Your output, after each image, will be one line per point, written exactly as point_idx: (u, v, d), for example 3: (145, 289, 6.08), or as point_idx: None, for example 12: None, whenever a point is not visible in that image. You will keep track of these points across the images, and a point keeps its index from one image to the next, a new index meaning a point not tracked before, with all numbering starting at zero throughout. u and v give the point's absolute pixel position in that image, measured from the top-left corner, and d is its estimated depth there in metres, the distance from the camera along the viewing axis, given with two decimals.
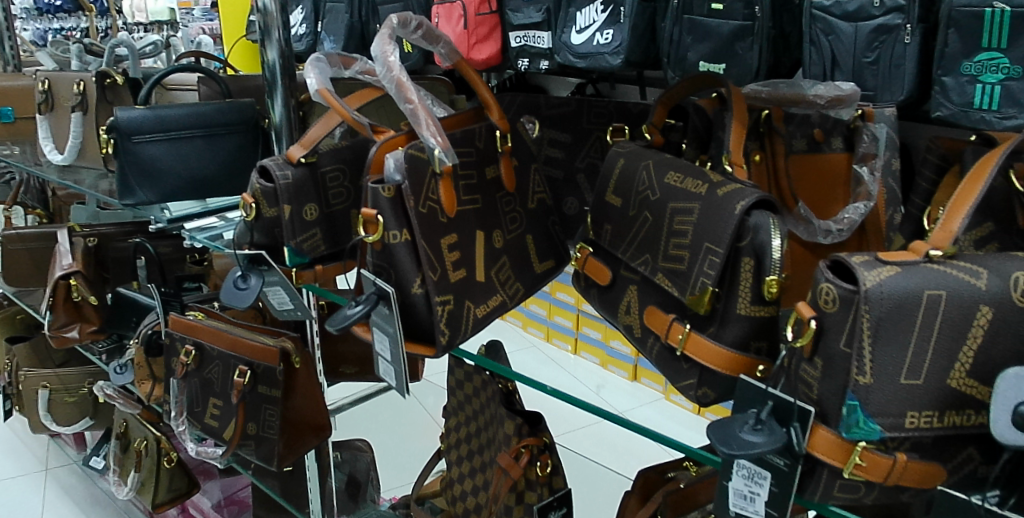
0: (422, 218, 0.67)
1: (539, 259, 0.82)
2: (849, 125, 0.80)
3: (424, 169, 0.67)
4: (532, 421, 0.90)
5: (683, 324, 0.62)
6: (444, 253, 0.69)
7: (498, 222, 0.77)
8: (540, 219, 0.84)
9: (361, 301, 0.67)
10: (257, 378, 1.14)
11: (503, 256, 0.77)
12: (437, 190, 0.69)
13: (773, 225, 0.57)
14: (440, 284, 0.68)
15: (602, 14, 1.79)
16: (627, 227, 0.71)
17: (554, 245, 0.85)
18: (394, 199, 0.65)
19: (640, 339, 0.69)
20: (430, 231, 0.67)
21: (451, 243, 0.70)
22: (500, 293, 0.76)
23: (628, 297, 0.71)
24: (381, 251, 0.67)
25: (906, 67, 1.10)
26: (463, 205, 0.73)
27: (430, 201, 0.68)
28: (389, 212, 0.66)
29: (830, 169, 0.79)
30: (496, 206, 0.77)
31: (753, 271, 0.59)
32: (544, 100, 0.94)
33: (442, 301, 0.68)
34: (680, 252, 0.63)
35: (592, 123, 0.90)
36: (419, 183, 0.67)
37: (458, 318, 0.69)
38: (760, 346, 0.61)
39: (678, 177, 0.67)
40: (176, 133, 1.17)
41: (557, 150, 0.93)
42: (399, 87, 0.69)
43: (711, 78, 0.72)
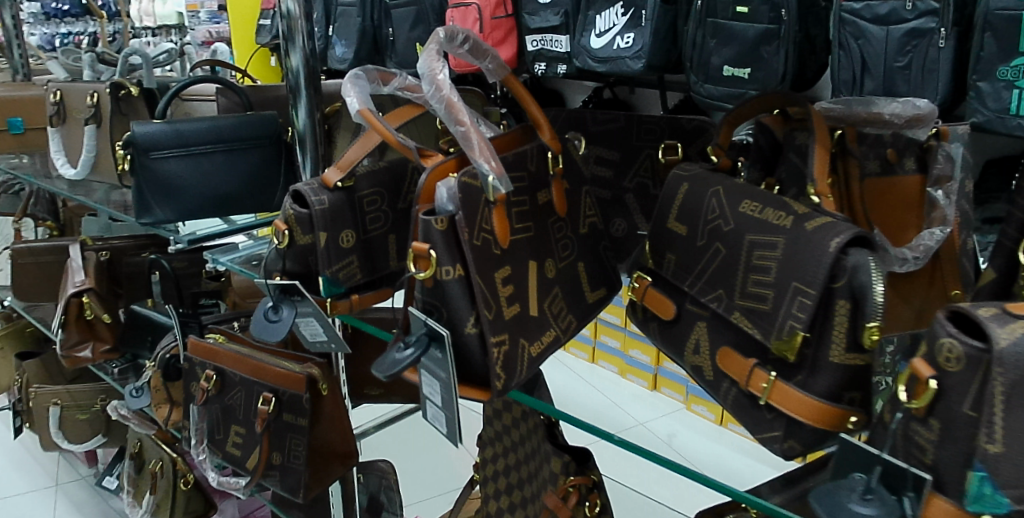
0: (477, 251, 0.61)
1: (591, 288, 0.77)
2: (923, 144, 0.72)
3: (477, 199, 0.62)
4: (580, 459, 0.88)
5: (768, 372, 0.57)
6: (498, 288, 0.64)
7: (549, 250, 0.72)
8: (592, 245, 0.78)
9: (411, 343, 0.62)
10: (282, 405, 1.09)
11: (555, 287, 0.72)
12: (490, 219, 0.64)
13: (873, 266, 0.52)
14: (495, 323, 0.62)
15: (622, 16, 1.73)
16: (694, 259, 0.66)
17: (606, 272, 0.80)
18: (447, 231, 0.60)
19: (711, 383, 0.64)
20: (484, 265, 0.62)
21: (505, 276, 0.65)
22: (553, 327, 0.71)
23: (696, 335, 0.66)
24: (432, 289, 0.62)
25: (941, 70, 1.25)
26: (516, 234, 0.67)
27: (483, 232, 0.62)
28: (441, 246, 0.60)
29: (903, 192, 0.72)
30: (548, 233, 0.72)
31: (849, 315, 0.53)
32: (590, 115, 0.88)
33: (497, 341, 0.62)
34: (761, 290, 0.58)
35: (643, 140, 0.85)
36: (472, 214, 0.61)
37: (513, 359, 0.64)
38: (853, 397, 0.56)
39: (754, 206, 0.61)
40: (195, 147, 1.11)
41: (605, 169, 0.88)
42: (450, 109, 0.63)
43: (786, 96, 0.67)
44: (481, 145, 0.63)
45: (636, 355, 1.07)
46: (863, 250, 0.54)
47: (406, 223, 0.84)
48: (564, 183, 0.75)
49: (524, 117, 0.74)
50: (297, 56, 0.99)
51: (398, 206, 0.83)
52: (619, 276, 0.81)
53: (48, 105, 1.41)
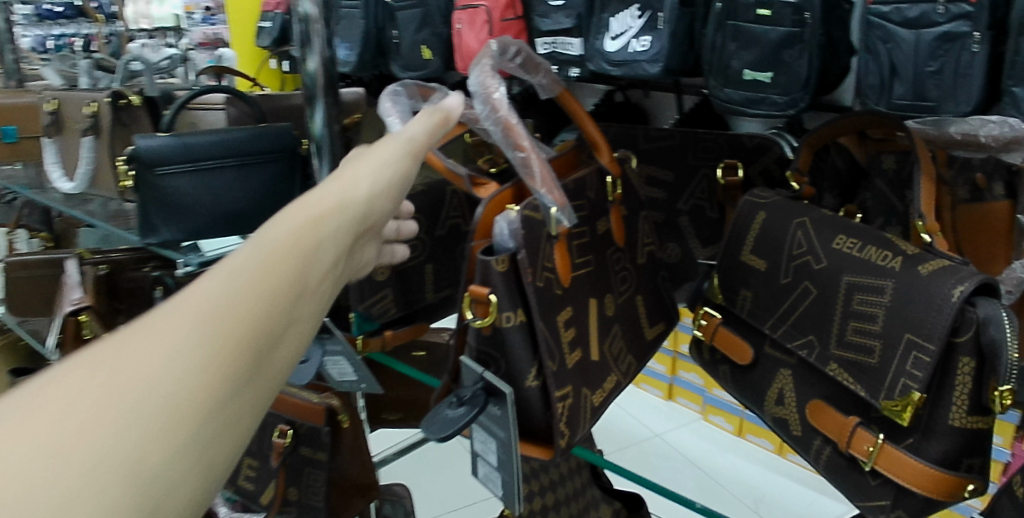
0: (540, 293, 0.55)
1: (650, 325, 0.71)
2: (1010, 168, 0.63)
3: (540, 233, 0.55)
4: (633, 505, 0.84)
5: (875, 435, 0.51)
6: (562, 334, 0.57)
7: (609, 286, 0.65)
8: (651, 276, 0.72)
9: (465, 401, 0.55)
10: (298, 439, 0.99)
11: (615, 326, 0.66)
12: (551, 255, 0.57)
13: (1006, 318, 0.46)
14: (559, 374, 0.56)
15: (637, 17, 1.23)
16: (777, 299, 0.60)
17: (665, 306, 0.73)
18: (510, 272, 0.54)
19: (800, 438, 0.58)
20: (547, 310, 0.56)
21: (567, 320, 0.58)
22: (614, 372, 0.64)
23: (779, 382, 0.60)
24: (490, 336, 0.56)
25: (975, 79, 0.79)
26: (577, 270, 0.61)
27: (546, 271, 0.56)
28: (502, 288, 0.54)
29: (989, 222, 0.63)
30: (608, 267, 0.65)
31: (974, 374, 0.47)
32: (642, 131, 0.83)
33: (561, 395, 0.56)
34: (866, 340, 0.52)
35: (699, 158, 0.79)
36: (535, 252, 0.55)
37: (576, 413, 0.57)
38: (972, 462, 0.49)
39: (850, 242, 0.55)
40: (206, 162, 0.96)
41: (658, 190, 0.82)
42: (506, 131, 0.57)
43: (876, 117, 0.60)
44: (542, 173, 0.57)
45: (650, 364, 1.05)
46: (988, 298, 0.48)
47: (444, 250, 0.77)
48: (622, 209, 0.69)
49: (578, 136, 0.67)
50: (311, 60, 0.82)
51: (435, 231, 0.76)
52: (676, 309, 0.75)
53: (45, 115, 1.34)
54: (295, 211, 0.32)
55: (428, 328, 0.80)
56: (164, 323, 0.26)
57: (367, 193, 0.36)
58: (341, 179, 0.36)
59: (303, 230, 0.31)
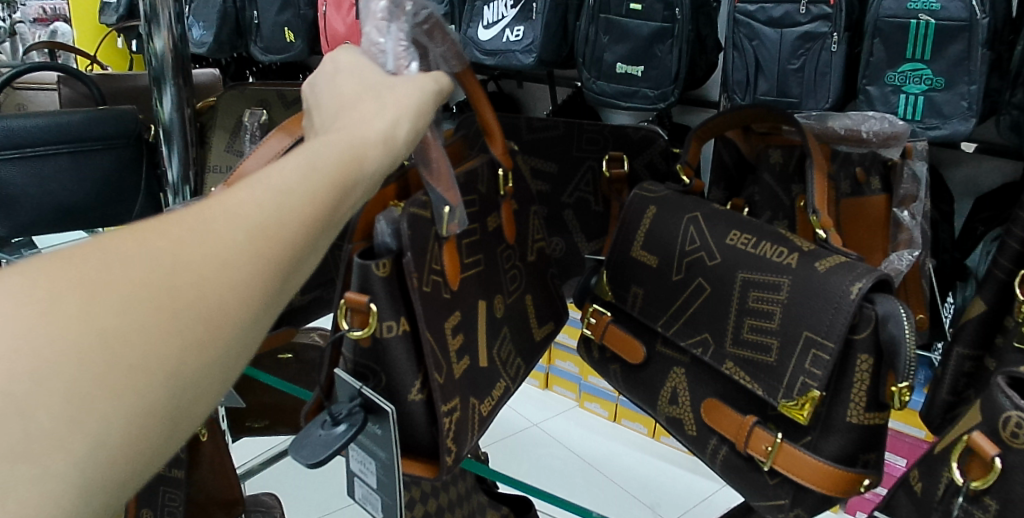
0: (427, 299, 0.50)
1: (539, 324, 0.67)
2: (885, 162, 0.64)
3: (428, 235, 0.50)
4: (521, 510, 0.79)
5: (772, 434, 0.50)
6: (449, 339, 0.52)
7: (498, 286, 0.61)
8: (539, 273, 0.68)
9: (340, 420, 0.49)
10: None
11: (505, 328, 0.61)
12: (440, 256, 0.52)
13: (904, 314, 0.46)
14: (448, 385, 0.51)
15: (510, 7, 1.16)
16: (669, 296, 0.58)
17: (555, 304, 0.70)
18: (392, 277, 0.48)
19: (694, 438, 0.56)
20: (433, 315, 0.50)
21: (455, 326, 0.53)
22: (502, 378, 0.60)
23: (671, 381, 0.58)
24: (371, 348, 0.50)
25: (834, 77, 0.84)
26: (466, 271, 0.56)
27: (433, 274, 0.51)
28: (383, 292, 0.48)
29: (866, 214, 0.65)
30: (498, 268, 0.61)
31: (871, 370, 0.47)
32: (524, 120, 0.78)
33: (448, 408, 0.51)
34: (763, 338, 0.51)
35: (584, 150, 0.77)
36: (423, 253, 0.49)
37: (463, 426, 0.53)
38: (868, 458, 0.49)
39: (744, 238, 0.54)
40: (31, 148, 0.70)
41: (541, 183, 0.78)
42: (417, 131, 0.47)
43: (772, 114, 0.58)
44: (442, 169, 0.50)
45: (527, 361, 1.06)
46: (883, 294, 0.48)
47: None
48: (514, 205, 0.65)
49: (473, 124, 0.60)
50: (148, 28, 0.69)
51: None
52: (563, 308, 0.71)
53: None
54: (337, 148, 0.33)
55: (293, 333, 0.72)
56: (226, 227, 0.27)
57: (405, 138, 0.37)
58: (376, 115, 0.36)
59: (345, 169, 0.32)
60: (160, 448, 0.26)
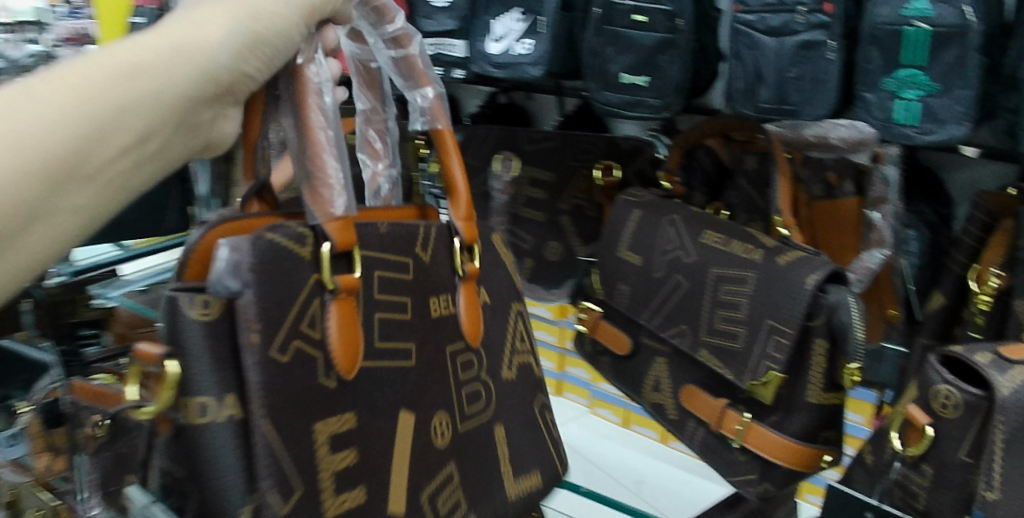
0: (270, 370, 0.35)
1: (512, 480, 0.48)
2: (859, 168, 0.68)
3: (298, 271, 0.37)
4: None
5: (742, 414, 0.56)
6: (320, 461, 0.37)
7: (440, 396, 0.44)
8: (501, 383, 0.51)
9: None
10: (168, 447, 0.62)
11: (449, 465, 0.44)
12: (326, 322, 0.38)
13: (853, 303, 0.51)
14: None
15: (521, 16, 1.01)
16: (651, 292, 0.63)
17: (535, 439, 0.52)
18: (215, 331, 0.34)
19: (675, 422, 0.62)
20: (291, 430, 0.35)
21: (339, 439, 0.38)
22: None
23: (655, 371, 0.64)
24: (184, 437, 0.34)
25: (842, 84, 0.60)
26: (369, 360, 0.40)
27: (298, 338, 0.36)
28: (203, 352, 0.34)
29: (838, 216, 0.69)
30: (441, 357, 0.45)
31: (827, 354, 0.53)
32: (524, 134, 0.88)
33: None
34: (732, 327, 0.57)
35: (579, 161, 0.85)
36: (274, 307, 0.35)
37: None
38: (828, 435, 0.55)
39: (717, 237, 0.60)
40: None
41: (540, 191, 0.88)
42: (293, 75, 0.38)
43: (742, 124, 0.65)
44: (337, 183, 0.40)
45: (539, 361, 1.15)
46: (838, 285, 0.53)
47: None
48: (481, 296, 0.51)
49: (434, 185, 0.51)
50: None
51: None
52: (534, 412, 0.53)
53: None
54: (86, 79, 0.29)
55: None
56: None
57: (202, 65, 0.32)
58: (168, 37, 0.32)
59: (83, 100, 0.28)
60: None
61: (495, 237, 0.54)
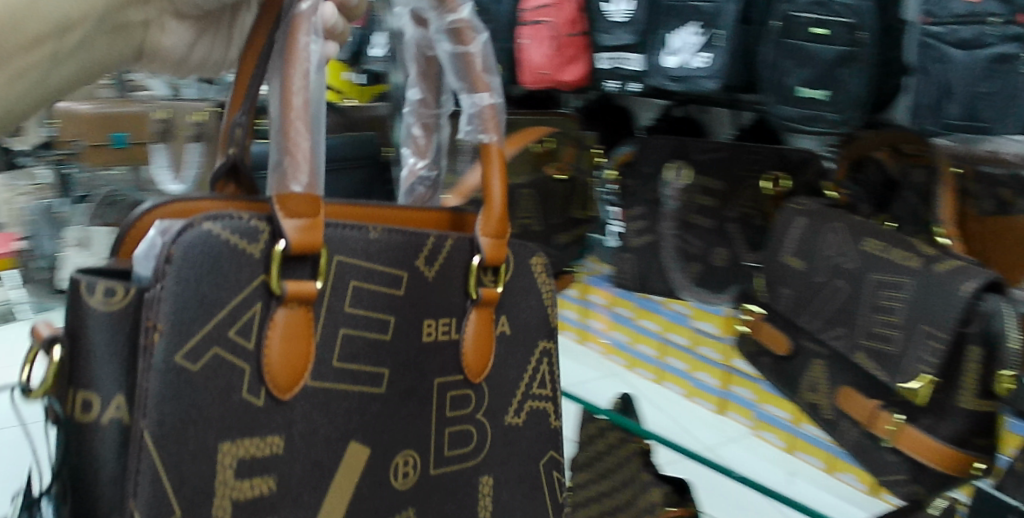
0: (177, 383, 0.40)
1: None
2: None
3: (239, 268, 0.42)
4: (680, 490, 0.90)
5: (894, 416, 0.59)
6: (221, 483, 0.42)
7: (411, 437, 0.52)
8: (502, 427, 0.59)
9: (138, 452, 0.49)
10: None
11: (408, 508, 0.52)
12: (266, 333, 0.43)
13: (1008, 311, 0.53)
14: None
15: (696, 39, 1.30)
16: (812, 296, 0.68)
17: (532, 488, 0.60)
18: (121, 315, 0.40)
19: (830, 422, 0.66)
20: (179, 458, 0.40)
21: (253, 464, 0.43)
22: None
23: (813, 373, 0.68)
24: (72, 441, 0.40)
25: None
26: (325, 382, 0.46)
27: (217, 345, 0.41)
28: (104, 342, 0.40)
29: (1009, 233, 0.68)
30: (428, 387, 0.53)
31: (981, 361, 0.54)
32: (697, 144, 0.97)
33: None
34: (888, 331, 0.60)
35: (746, 171, 0.92)
36: (196, 310, 0.40)
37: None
38: (981, 443, 0.56)
39: (878, 244, 0.63)
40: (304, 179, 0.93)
41: (710, 198, 0.96)
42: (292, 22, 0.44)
43: (913, 136, 0.68)
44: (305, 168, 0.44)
45: (705, 351, 1.02)
46: (998, 294, 0.55)
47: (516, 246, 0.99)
48: (500, 325, 0.59)
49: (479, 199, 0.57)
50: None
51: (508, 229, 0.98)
52: (544, 463, 0.62)
53: None
54: None
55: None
56: None
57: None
58: None
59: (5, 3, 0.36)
60: None
61: (534, 263, 0.61)
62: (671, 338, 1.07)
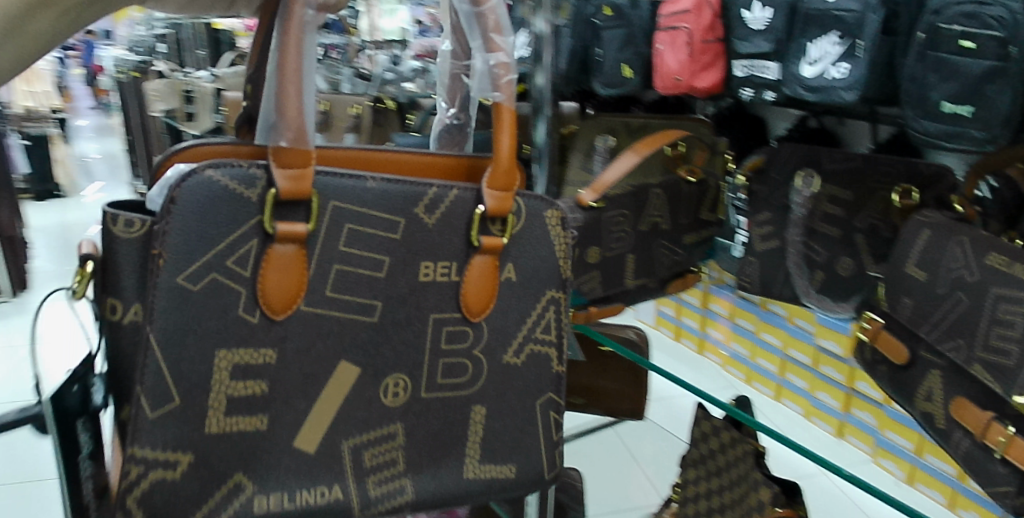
0: (178, 290, 0.59)
1: (477, 462, 0.72)
2: None
3: (236, 206, 0.60)
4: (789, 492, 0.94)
5: (1006, 427, 0.60)
6: (218, 381, 0.61)
7: (405, 364, 0.68)
8: (500, 364, 0.73)
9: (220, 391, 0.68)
10: None
11: (395, 423, 0.68)
12: (257, 261, 0.61)
13: None
14: (167, 435, 0.60)
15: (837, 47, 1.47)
16: (932, 308, 0.70)
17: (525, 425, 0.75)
18: (139, 241, 0.61)
19: (943, 431, 0.68)
20: (178, 354, 0.60)
21: (247, 370, 0.62)
22: (340, 484, 0.66)
23: (929, 382, 0.70)
24: (109, 333, 0.63)
25: None
26: (316, 307, 0.64)
27: (215, 271, 0.60)
28: (120, 260, 0.61)
29: None
30: (425, 320, 0.69)
31: None
32: (827, 154, 1.01)
33: (172, 459, 0.60)
34: (1006, 344, 0.62)
35: (877, 183, 0.95)
36: (199, 240, 0.60)
37: (188, 492, 0.61)
38: None
39: (1003, 260, 0.65)
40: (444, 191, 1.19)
41: (838, 208, 0.99)
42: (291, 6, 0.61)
43: None
44: (294, 125, 0.60)
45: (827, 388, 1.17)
46: None
47: (645, 242, 1.05)
48: (506, 272, 0.73)
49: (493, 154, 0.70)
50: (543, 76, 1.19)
51: (639, 226, 1.04)
52: (538, 404, 0.75)
53: None
54: None
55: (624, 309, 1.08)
56: None
57: None
58: None
59: None
60: None
61: (547, 215, 0.74)
62: (793, 356, 1.30)
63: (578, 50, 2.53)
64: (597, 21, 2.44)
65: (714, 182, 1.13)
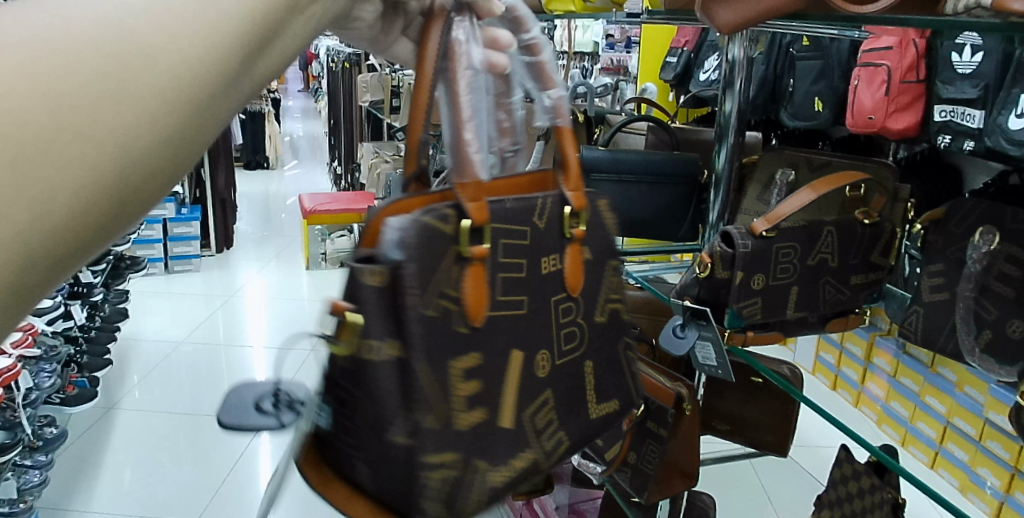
0: (427, 321, 0.60)
1: (594, 404, 0.77)
2: None
3: (443, 241, 0.62)
4: None
5: None
6: (454, 384, 0.62)
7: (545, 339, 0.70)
8: (598, 326, 0.78)
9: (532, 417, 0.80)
10: (649, 413, 1.21)
11: (548, 391, 0.71)
12: (461, 284, 0.63)
13: None
14: (439, 439, 0.61)
15: None
16: None
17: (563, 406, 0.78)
18: (386, 288, 0.58)
19: None
20: (434, 364, 0.61)
21: (471, 371, 0.64)
22: (531, 448, 0.69)
23: None
24: (359, 371, 0.59)
25: None
26: (496, 309, 0.66)
27: (441, 297, 0.61)
28: (378, 308, 0.58)
29: None
30: (548, 305, 0.71)
31: None
32: (1011, 214, 1.02)
33: (445, 460, 0.62)
34: None
35: None
36: (429, 273, 0.60)
37: (461, 482, 0.63)
38: None
39: None
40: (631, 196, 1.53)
41: (1014, 267, 1.00)
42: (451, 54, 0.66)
43: None
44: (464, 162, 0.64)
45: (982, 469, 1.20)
46: None
47: (811, 277, 1.09)
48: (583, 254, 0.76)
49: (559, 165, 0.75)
50: (730, 102, 1.30)
51: (807, 260, 1.08)
52: (621, 347, 0.81)
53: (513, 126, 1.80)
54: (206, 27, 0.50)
55: (780, 340, 1.11)
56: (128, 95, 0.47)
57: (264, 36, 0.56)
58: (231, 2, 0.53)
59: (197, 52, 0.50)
60: (71, 220, 0.46)
61: (601, 206, 0.79)
62: (958, 427, 1.29)
63: (769, 79, 2.55)
64: (794, 53, 2.44)
65: (889, 227, 1.15)
